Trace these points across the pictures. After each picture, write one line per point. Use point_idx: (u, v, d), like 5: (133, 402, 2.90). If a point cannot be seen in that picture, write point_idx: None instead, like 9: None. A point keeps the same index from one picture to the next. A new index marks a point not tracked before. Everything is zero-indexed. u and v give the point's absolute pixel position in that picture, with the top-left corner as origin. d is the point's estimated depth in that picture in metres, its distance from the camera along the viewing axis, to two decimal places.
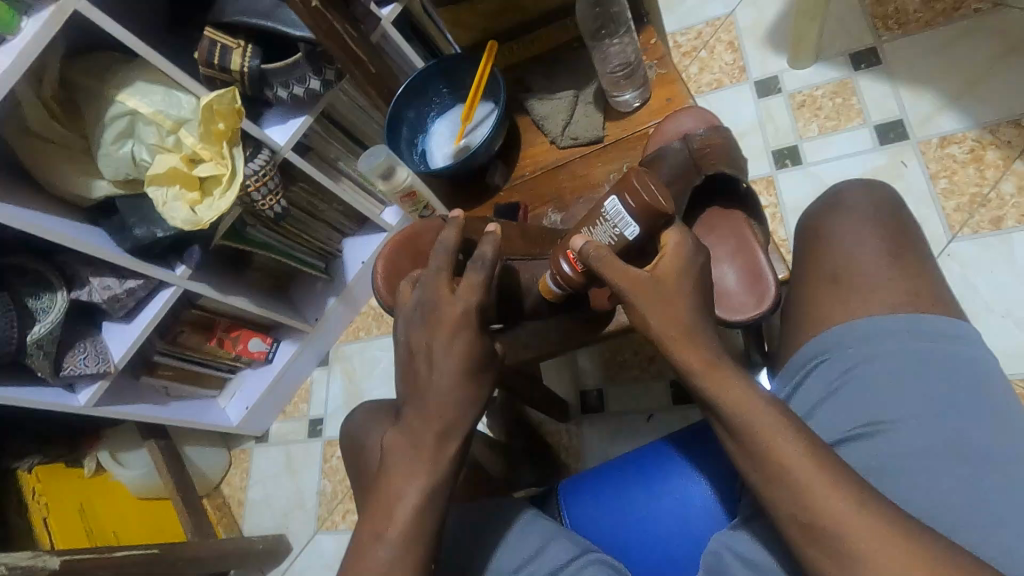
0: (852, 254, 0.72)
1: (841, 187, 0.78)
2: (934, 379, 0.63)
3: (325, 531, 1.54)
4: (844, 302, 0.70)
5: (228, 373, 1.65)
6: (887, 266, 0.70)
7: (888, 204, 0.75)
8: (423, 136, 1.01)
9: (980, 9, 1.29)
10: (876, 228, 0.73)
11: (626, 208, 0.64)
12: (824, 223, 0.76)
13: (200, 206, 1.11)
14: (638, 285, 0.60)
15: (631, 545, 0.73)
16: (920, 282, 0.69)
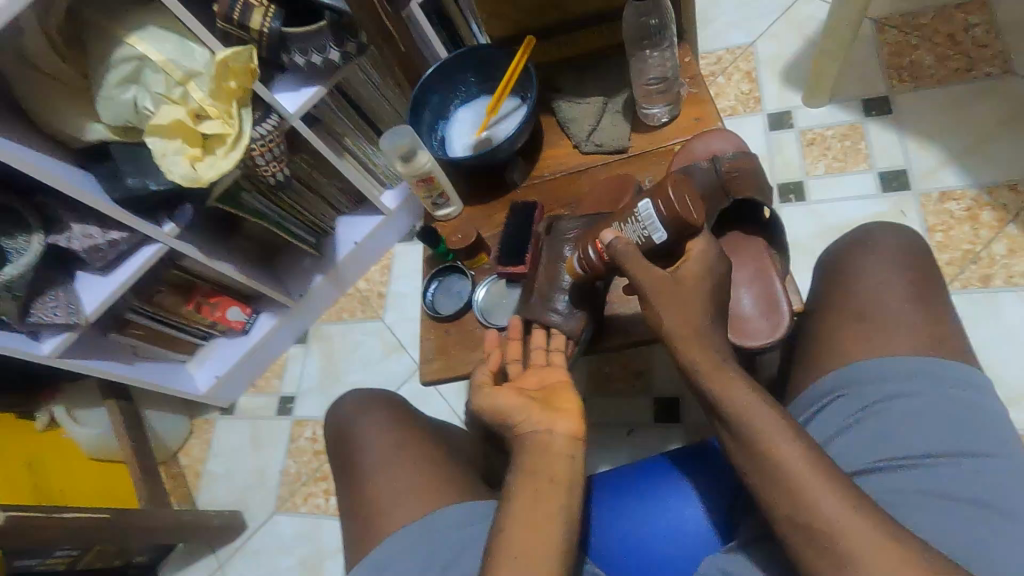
0: (876, 293, 0.72)
1: (871, 227, 0.79)
2: (950, 424, 0.64)
3: (284, 512, 1.49)
4: (868, 341, 0.70)
5: (201, 340, 1.59)
6: (912, 309, 0.70)
7: (916, 246, 0.75)
8: (444, 122, 0.99)
9: (992, 73, 1.33)
10: (902, 270, 0.73)
11: (659, 214, 0.68)
12: (850, 260, 0.76)
13: (200, 163, 1.07)
14: (660, 283, 0.66)
15: (619, 561, 0.71)
16: (942, 327, 0.69)
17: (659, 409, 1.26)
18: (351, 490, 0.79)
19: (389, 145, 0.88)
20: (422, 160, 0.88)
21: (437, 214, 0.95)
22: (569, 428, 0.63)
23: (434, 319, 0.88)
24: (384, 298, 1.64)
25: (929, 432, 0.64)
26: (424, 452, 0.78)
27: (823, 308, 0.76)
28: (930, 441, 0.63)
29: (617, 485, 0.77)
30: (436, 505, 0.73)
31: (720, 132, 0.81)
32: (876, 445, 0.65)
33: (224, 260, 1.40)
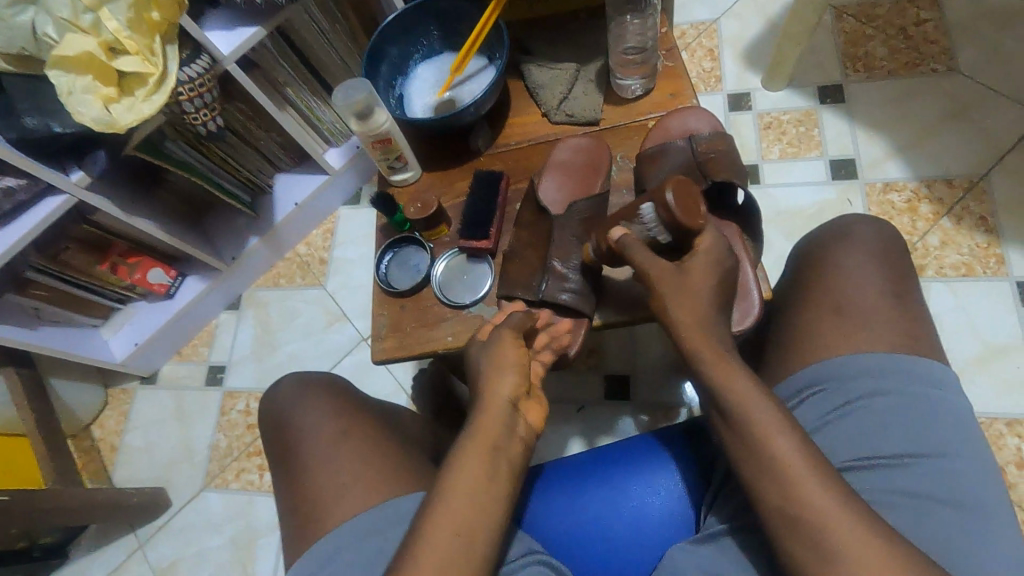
0: (856, 287, 0.70)
1: (851, 218, 0.76)
2: (928, 426, 0.63)
3: (213, 489, 1.40)
4: (848, 338, 0.68)
5: (116, 303, 1.44)
6: (891, 307, 0.69)
7: (893, 241, 0.73)
8: (403, 79, 0.91)
9: (937, 69, 1.36)
10: (883, 266, 0.71)
11: (660, 214, 0.66)
12: (831, 252, 0.74)
13: (115, 105, 0.93)
14: (662, 274, 0.66)
15: (580, 550, 0.67)
16: (918, 324, 0.68)
17: (609, 387, 1.25)
18: (294, 476, 0.73)
19: (343, 100, 0.78)
20: (380, 119, 0.79)
21: (393, 179, 0.87)
22: (536, 421, 0.61)
23: (389, 293, 0.82)
24: (326, 265, 1.54)
25: (907, 433, 0.63)
26: (375, 439, 0.73)
27: (801, 301, 0.73)
28: (906, 442, 0.63)
29: (581, 470, 0.71)
30: (390, 493, 0.68)
31: (696, 109, 0.78)
32: (853, 442, 0.64)
33: (145, 217, 1.25)
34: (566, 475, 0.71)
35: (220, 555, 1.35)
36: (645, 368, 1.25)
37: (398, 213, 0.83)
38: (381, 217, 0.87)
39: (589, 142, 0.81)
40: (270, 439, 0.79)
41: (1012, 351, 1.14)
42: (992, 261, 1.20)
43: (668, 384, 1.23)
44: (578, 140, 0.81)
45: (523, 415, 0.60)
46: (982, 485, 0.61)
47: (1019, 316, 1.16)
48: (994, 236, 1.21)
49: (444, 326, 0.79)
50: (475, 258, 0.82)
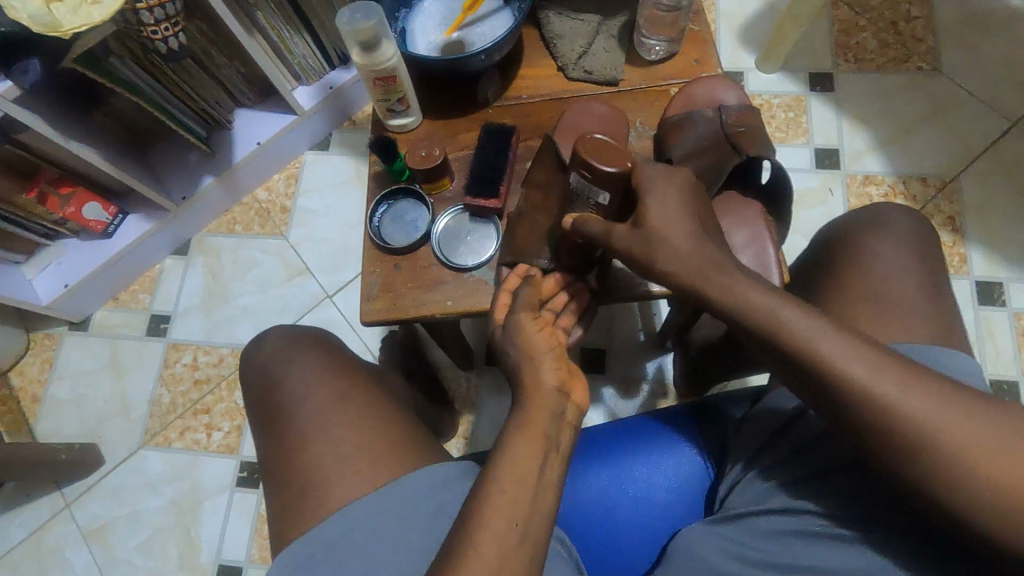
0: (889, 272, 0.64)
1: (882, 206, 0.71)
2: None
3: (152, 447, 1.30)
4: (882, 326, 0.62)
5: (44, 239, 1.27)
6: (927, 295, 0.63)
7: (925, 229, 0.68)
8: (407, 11, 0.82)
9: (922, 68, 1.38)
10: (916, 253, 0.66)
11: (586, 177, 0.65)
12: (863, 237, 0.68)
13: (58, 4, 0.79)
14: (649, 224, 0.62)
15: (618, 532, 0.66)
16: (951, 316, 0.63)
17: (585, 360, 1.24)
18: (276, 442, 0.67)
19: (347, 24, 0.70)
20: (387, 53, 0.71)
21: (391, 123, 0.79)
22: (582, 398, 0.57)
23: (382, 249, 0.75)
24: (289, 214, 1.42)
25: None
26: (365, 406, 0.68)
27: (832, 290, 0.67)
28: None
29: (588, 446, 0.69)
30: (384, 465, 0.63)
31: (723, 79, 0.75)
32: None
33: (84, 142, 1.10)
34: (589, 456, 0.68)
35: (160, 517, 1.25)
36: (622, 343, 1.23)
37: (397, 160, 0.77)
38: (376, 165, 0.79)
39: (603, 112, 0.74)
40: (245, 402, 0.72)
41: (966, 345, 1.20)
42: (956, 260, 1.25)
43: (644, 360, 1.22)
44: (596, 105, 0.75)
45: (568, 395, 0.56)
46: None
47: (975, 312, 1.22)
48: (960, 236, 1.26)
49: (443, 289, 0.73)
50: (480, 219, 0.77)
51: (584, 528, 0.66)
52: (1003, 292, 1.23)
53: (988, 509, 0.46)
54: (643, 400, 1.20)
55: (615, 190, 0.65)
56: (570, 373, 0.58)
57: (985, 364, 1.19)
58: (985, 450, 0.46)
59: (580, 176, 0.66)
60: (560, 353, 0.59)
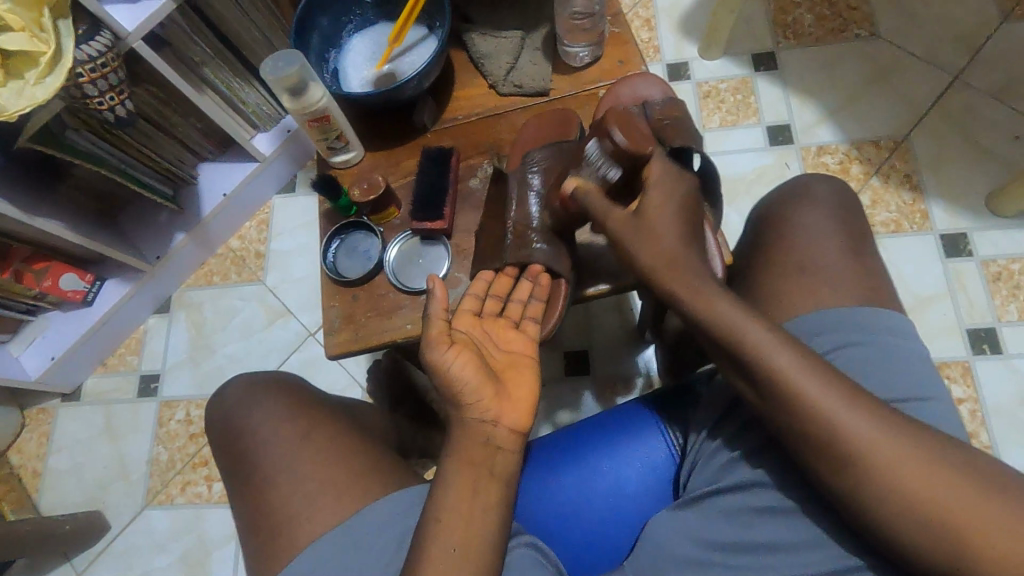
0: (819, 244, 0.66)
1: (808, 178, 0.73)
2: (894, 374, 0.59)
3: (156, 506, 1.30)
4: (814, 293, 0.64)
5: (25, 315, 1.29)
6: (852, 260, 0.65)
7: (849, 197, 0.71)
8: (336, 52, 0.86)
9: (861, 35, 1.41)
10: (842, 221, 0.68)
11: (606, 149, 0.62)
12: (788, 211, 0.70)
13: (1, 89, 0.82)
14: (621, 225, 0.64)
15: (594, 531, 0.67)
16: (879, 278, 0.65)
17: (569, 362, 1.24)
18: (251, 485, 0.69)
19: (273, 74, 0.73)
20: (316, 95, 0.74)
21: (334, 160, 0.81)
22: (515, 421, 0.58)
23: (338, 283, 0.77)
24: (263, 259, 1.44)
25: (881, 382, 0.59)
26: (333, 438, 0.69)
27: (762, 264, 0.69)
28: (884, 389, 0.59)
29: (555, 449, 0.71)
30: (360, 494, 0.65)
31: (645, 75, 0.77)
32: None
33: (51, 217, 1.12)
34: (558, 455, 0.70)
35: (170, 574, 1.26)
36: (602, 341, 1.25)
37: (342, 196, 0.78)
38: (325, 202, 0.81)
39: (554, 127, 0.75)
40: (216, 450, 0.74)
41: (939, 300, 1.21)
42: (918, 217, 1.27)
43: (627, 356, 1.23)
44: (548, 117, 0.76)
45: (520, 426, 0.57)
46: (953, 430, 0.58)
47: (944, 266, 1.23)
48: (919, 193, 1.28)
49: (401, 313, 0.75)
50: (429, 241, 0.78)
51: (559, 529, 0.67)
52: (969, 243, 1.24)
53: (898, 514, 0.51)
54: (631, 395, 1.21)
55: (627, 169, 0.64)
56: (499, 399, 0.59)
57: (960, 315, 1.20)
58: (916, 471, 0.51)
59: (598, 147, 0.63)
60: (481, 381, 0.59)
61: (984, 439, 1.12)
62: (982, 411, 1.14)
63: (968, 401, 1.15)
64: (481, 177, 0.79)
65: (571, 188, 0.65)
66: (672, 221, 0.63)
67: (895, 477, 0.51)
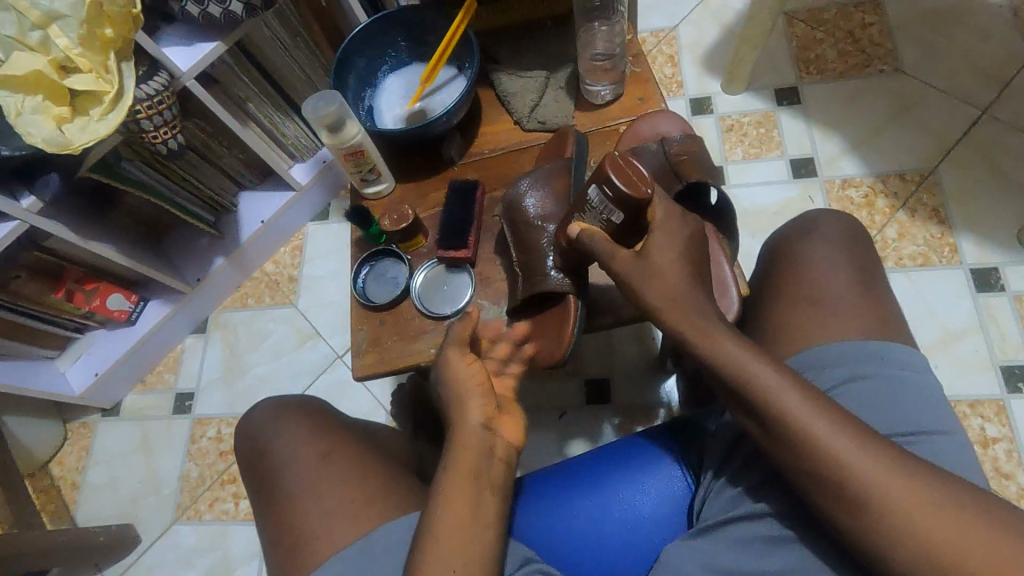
0: (829, 277, 0.67)
1: (818, 213, 0.74)
2: (904, 406, 0.60)
3: (185, 522, 1.34)
4: (828, 327, 0.65)
5: (74, 332, 1.37)
6: (863, 294, 0.66)
7: (859, 232, 0.72)
8: (371, 91, 0.92)
9: (884, 70, 1.42)
10: (852, 255, 0.69)
11: (607, 195, 0.65)
12: (799, 245, 0.71)
13: (68, 124, 0.89)
14: (626, 266, 0.66)
15: (607, 557, 0.67)
16: (891, 313, 0.66)
17: (589, 391, 1.25)
18: (276, 501, 0.72)
19: (313, 113, 0.79)
20: (352, 131, 0.79)
21: (367, 192, 0.86)
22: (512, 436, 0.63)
23: (367, 307, 0.81)
24: (296, 283, 1.50)
25: (889, 416, 0.60)
26: (352, 458, 0.72)
27: (773, 298, 0.70)
28: (893, 425, 0.59)
29: (572, 474, 0.72)
30: (380, 512, 0.67)
31: (664, 112, 0.80)
32: None
33: (105, 242, 1.20)
34: (575, 479, 0.71)
35: None
36: (623, 370, 1.25)
37: (373, 226, 0.82)
38: (356, 231, 0.86)
39: (560, 165, 0.77)
40: (243, 468, 0.77)
41: (971, 335, 1.19)
42: (946, 250, 1.25)
43: (647, 385, 1.23)
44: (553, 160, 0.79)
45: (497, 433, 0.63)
46: (962, 468, 0.58)
47: (974, 300, 1.21)
48: (947, 226, 1.27)
49: (425, 338, 0.78)
50: (454, 269, 0.82)
51: (571, 552, 0.68)
52: (1000, 277, 1.22)
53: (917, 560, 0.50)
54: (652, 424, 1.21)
55: (629, 212, 0.66)
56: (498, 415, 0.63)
57: (993, 352, 1.17)
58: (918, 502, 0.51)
59: (600, 194, 0.65)
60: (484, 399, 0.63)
61: (1021, 480, 1.08)
62: (1019, 452, 1.10)
63: (1003, 440, 1.11)
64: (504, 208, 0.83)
65: (575, 232, 0.68)
66: (676, 267, 0.65)
67: (910, 518, 0.51)
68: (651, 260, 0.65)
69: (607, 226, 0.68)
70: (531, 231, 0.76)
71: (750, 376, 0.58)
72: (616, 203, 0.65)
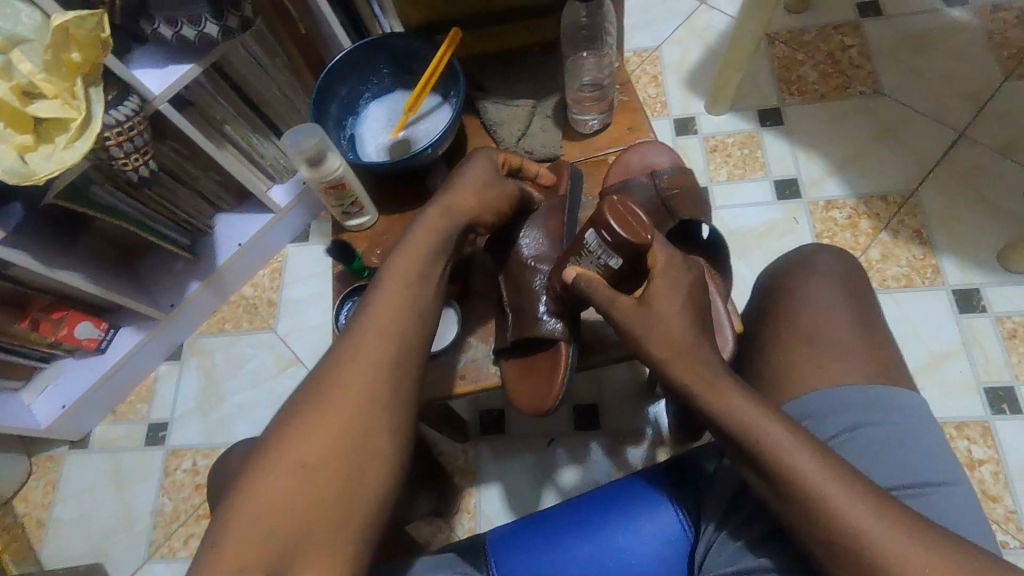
0: (826, 317, 0.67)
1: (813, 248, 0.73)
2: (908, 453, 0.60)
3: (158, 560, 1.28)
4: (825, 368, 0.64)
5: (40, 362, 1.31)
6: (860, 335, 0.65)
7: (854, 268, 0.71)
8: (353, 119, 0.89)
9: (864, 91, 1.44)
10: (848, 294, 0.68)
11: (604, 240, 0.62)
12: (794, 283, 0.70)
13: (32, 153, 0.85)
14: (628, 311, 0.61)
15: None
16: (889, 354, 0.65)
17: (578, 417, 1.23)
18: None
19: (293, 147, 0.75)
20: (334, 164, 0.76)
21: (348, 224, 0.83)
22: None
23: None
24: (276, 307, 1.46)
25: (893, 467, 0.59)
26: None
27: (768, 337, 0.69)
28: (897, 475, 0.59)
29: (572, 518, 0.70)
30: None
31: (654, 143, 0.79)
32: None
33: (72, 270, 1.15)
34: (575, 523, 0.69)
35: None
36: (612, 395, 1.24)
37: (356, 260, 0.80)
38: (339, 265, 0.83)
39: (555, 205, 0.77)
40: (220, 519, 0.73)
41: (955, 356, 1.20)
42: (929, 271, 1.26)
43: (637, 410, 1.21)
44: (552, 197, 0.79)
45: None
46: (965, 519, 0.57)
47: (958, 321, 1.22)
48: (929, 247, 1.28)
49: None
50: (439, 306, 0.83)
51: None
52: (982, 297, 1.23)
53: None
54: (642, 450, 1.19)
55: (628, 257, 0.62)
56: None
57: (978, 373, 1.18)
58: (922, 557, 0.50)
59: (597, 238, 0.63)
60: None
61: (1008, 503, 1.08)
62: (1005, 474, 1.11)
63: (989, 462, 1.12)
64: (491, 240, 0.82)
65: (572, 276, 0.65)
66: (678, 313, 0.61)
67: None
68: (654, 307, 0.61)
69: (604, 271, 0.65)
70: (525, 272, 0.75)
71: (749, 424, 0.57)
72: (614, 247, 0.62)
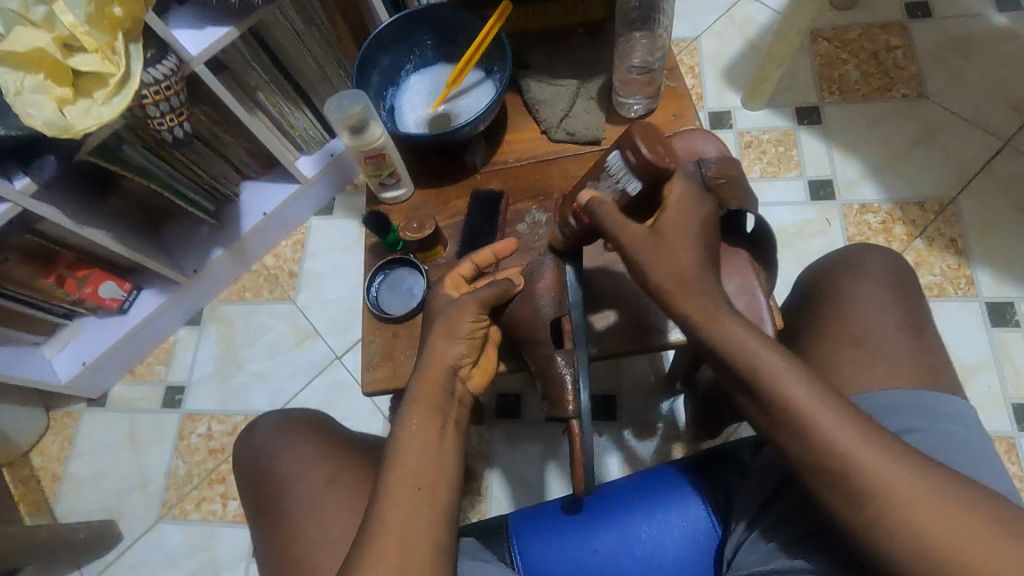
0: (873, 319, 0.65)
1: (862, 249, 0.72)
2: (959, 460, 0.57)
3: (170, 520, 1.30)
4: (869, 370, 0.63)
5: (62, 319, 1.32)
6: (909, 340, 0.64)
7: (904, 272, 0.70)
8: (394, 89, 0.88)
9: (907, 94, 1.40)
10: (898, 298, 0.67)
11: (627, 162, 0.64)
12: (842, 284, 0.69)
13: (70, 107, 0.84)
14: (640, 241, 0.64)
15: None
16: (938, 361, 0.64)
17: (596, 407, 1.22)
18: (282, 525, 0.69)
19: (336, 112, 0.75)
20: (375, 133, 0.77)
21: (384, 196, 0.83)
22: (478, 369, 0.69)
23: (380, 319, 0.77)
24: (297, 279, 1.45)
25: None
26: (359, 483, 0.69)
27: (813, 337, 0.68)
28: None
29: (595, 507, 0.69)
30: None
31: (701, 131, 0.77)
32: None
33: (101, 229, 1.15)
34: (597, 513, 0.69)
35: None
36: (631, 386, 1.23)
37: (391, 233, 0.79)
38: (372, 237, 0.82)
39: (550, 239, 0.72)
40: (243, 486, 0.73)
41: (984, 370, 1.18)
42: (963, 282, 1.24)
43: (656, 403, 1.20)
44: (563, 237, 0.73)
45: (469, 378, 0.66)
46: None
47: (989, 334, 1.20)
48: (964, 258, 1.25)
49: None
50: None
51: None
52: (1015, 312, 1.21)
53: None
54: (658, 444, 1.18)
55: (648, 182, 0.65)
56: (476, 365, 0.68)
57: (1006, 388, 1.16)
58: None
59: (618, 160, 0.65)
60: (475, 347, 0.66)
61: None
62: None
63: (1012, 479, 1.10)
64: (527, 223, 0.80)
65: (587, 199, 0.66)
66: (688, 241, 0.64)
67: None
68: (664, 236, 0.64)
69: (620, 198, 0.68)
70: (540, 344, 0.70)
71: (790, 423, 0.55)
72: (637, 170, 0.64)
